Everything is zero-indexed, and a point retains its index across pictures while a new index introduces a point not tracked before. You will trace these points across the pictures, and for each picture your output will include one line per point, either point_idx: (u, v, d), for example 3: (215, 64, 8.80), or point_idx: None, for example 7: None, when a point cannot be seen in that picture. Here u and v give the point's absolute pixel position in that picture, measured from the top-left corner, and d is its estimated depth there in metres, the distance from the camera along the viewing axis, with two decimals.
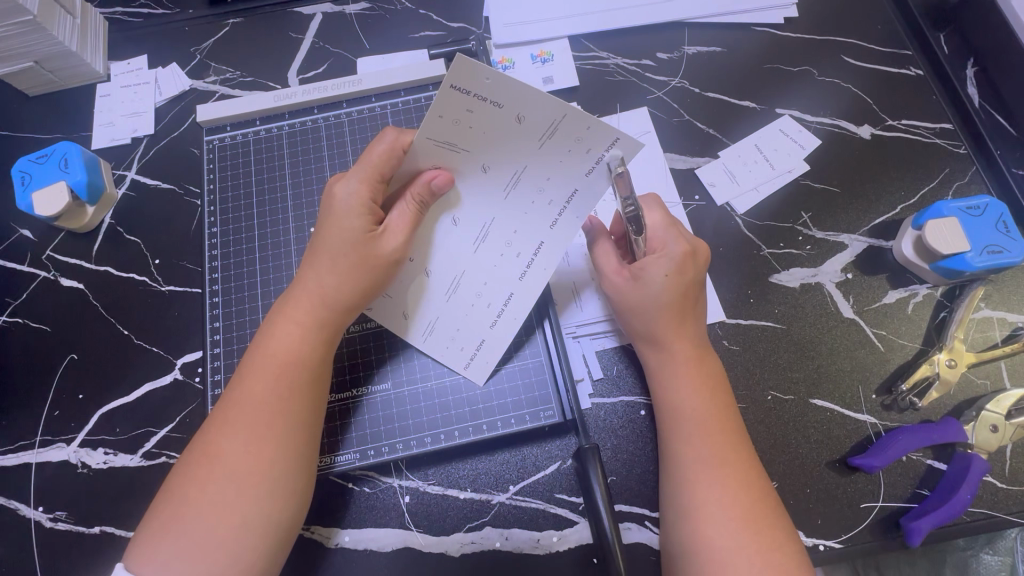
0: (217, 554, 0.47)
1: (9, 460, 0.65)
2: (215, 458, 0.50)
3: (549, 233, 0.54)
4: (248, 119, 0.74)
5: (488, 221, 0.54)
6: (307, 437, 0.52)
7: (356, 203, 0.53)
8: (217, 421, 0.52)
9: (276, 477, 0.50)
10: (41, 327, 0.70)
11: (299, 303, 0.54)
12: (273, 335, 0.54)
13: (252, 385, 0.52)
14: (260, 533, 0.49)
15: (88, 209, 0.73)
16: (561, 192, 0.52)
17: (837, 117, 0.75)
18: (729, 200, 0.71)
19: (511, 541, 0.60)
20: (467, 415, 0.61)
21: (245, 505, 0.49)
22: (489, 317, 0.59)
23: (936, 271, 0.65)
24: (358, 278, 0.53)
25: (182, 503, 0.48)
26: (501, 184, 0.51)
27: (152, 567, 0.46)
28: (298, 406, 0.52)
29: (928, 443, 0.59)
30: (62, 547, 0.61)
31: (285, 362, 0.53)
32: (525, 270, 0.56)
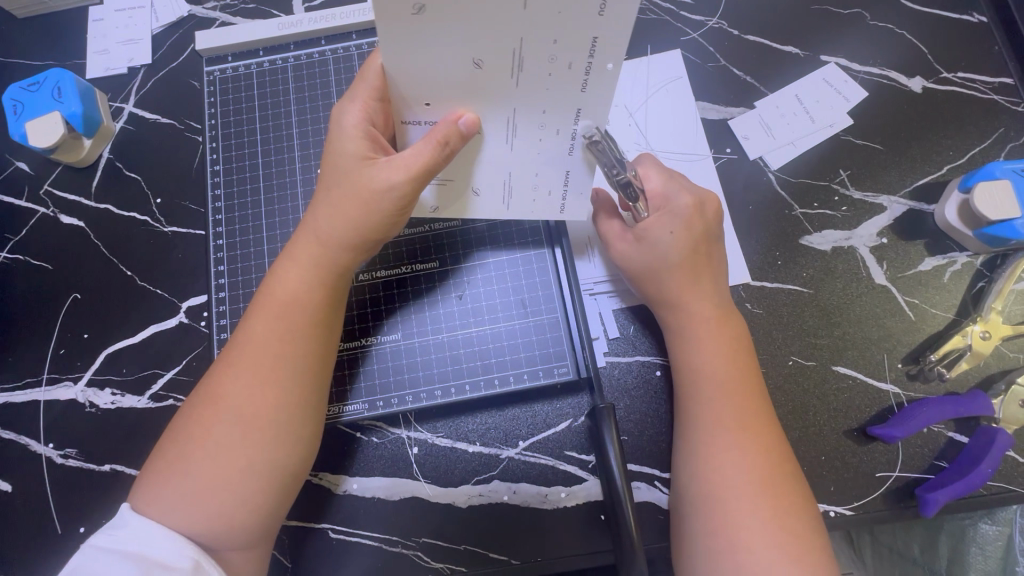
0: (220, 496, 0.47)
1: (17, 397, 0.64)
2: (218, 399, 0.49)
3: (598, 26, 0.42)
4: (251, 49, 0.69)
5: (517, 45, 0.43)
6: (316, 384, 0.51)
7: (361, 126, 0.50)
8: (220, 364, 0.50)
9: (282, 422, 0.49)
10: (42, 265, 0.68)
11: (302, 243, 0.52)
12: (277, 273, 0.52)
13: (256, 326, 0.50)
14: (266, 477, 0.48)
15: (86, 142, 0.70)
16: (580, 50, 0.43)
17: (887, 66, 0.69)
18: (763, 154, 0.66)
19: (519, 495, 0.59)
20: (478, 368, 0.60)
21: (249, 447, 0.48)
22: (564, 146, 0.51)
23: (979, 238, 0.61)
24: (353, 212, 0.50)
25: (187, 445, 0.48)
26: (507, 69, 0.45)
27: (158, 506, 0.46)
28: (299, 351, 0.50)
29: (952, 415, 0.57)
30: (73, 483, 0.62)
31: (287, 303, 0.51)
32: (573, 145, 0.51)
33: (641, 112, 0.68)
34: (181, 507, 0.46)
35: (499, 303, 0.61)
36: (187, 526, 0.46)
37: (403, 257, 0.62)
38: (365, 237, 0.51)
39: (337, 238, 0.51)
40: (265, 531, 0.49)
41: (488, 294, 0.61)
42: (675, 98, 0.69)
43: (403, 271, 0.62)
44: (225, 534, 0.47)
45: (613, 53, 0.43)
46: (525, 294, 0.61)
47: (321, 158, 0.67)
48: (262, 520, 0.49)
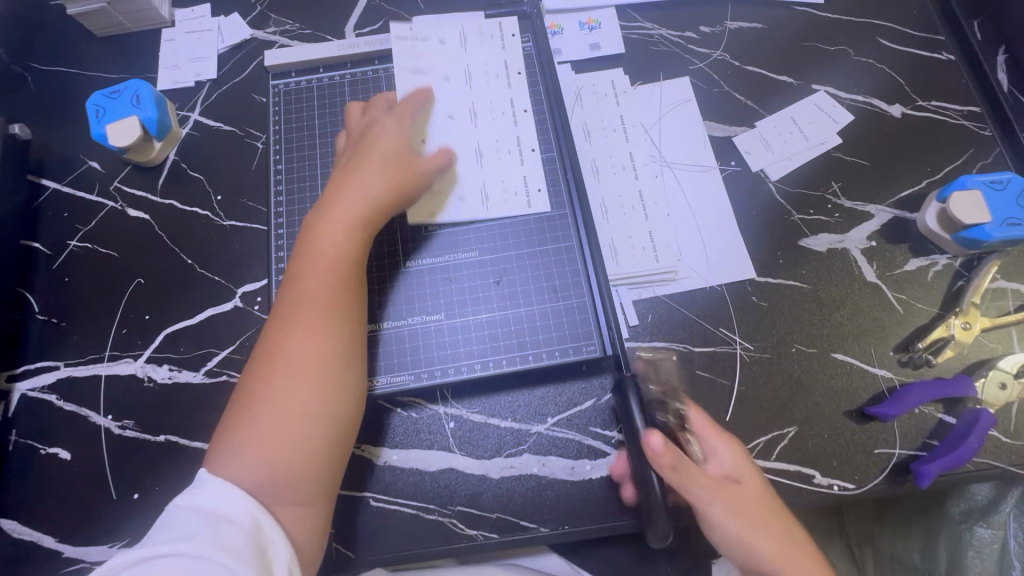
0: (283, 444, 0.52)
1: (80, 371, 0.69)
2: (277, 354, 0.54)
3: (509, 91, 0.74)
4: (312, 66, 0.78)
5: (469, 105, 0.72)
6: (357, 338, 0.57)
7: (376, 130, 0.66)
8: (275, 325, 0.56)
9: (331, 370, 0.54)
10: (109, 252, 0.74)
11: (337, 210, 0.60)
12: (314, 238, 0.59)
13: (301, 282, 0.57)
14: (322, 421, 0.53)
15: (155, 144, 0.77)
16: (503, 90, 0.73)
17: (870, 95, 0.78)
18: (764, 167, 0.75)
19: (548, 467, 0.64)
20: (514, 346, 0.65)
21: (307, 394, 0.53)
22: (517, 159, 0.71)
23: (956, 241, 0.69)
24: (364, 184, 0.61)
25: (250, 400, 0.53)
26: (470, 113, 0.72)
27: (229, 462, 0.51)
28: (341, 301, 0.57)
29: (940, 396, 0.63)
30: (129, 452, 0.66)
31: (329, 262, 0.58)
32: (522, 154, 0.71)
33: (656, 129, 0.77)
34: (251, 459, 0.51)
35: (532, 287, 0.67)
36: (257, 479, 0.51)
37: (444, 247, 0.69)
38: (379, 198, 0.61)
39: (364, 198, 0.61)
40: (323, 484, 0.53)
41: (522, 279, 0.67)
42: (686, 117, 0.78)
43: (445, 259, 0.68)
44: (284, 485, 0.51)
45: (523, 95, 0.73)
46: (555, 279, 0.67)
47: None
48: (320, 474, 0.53)
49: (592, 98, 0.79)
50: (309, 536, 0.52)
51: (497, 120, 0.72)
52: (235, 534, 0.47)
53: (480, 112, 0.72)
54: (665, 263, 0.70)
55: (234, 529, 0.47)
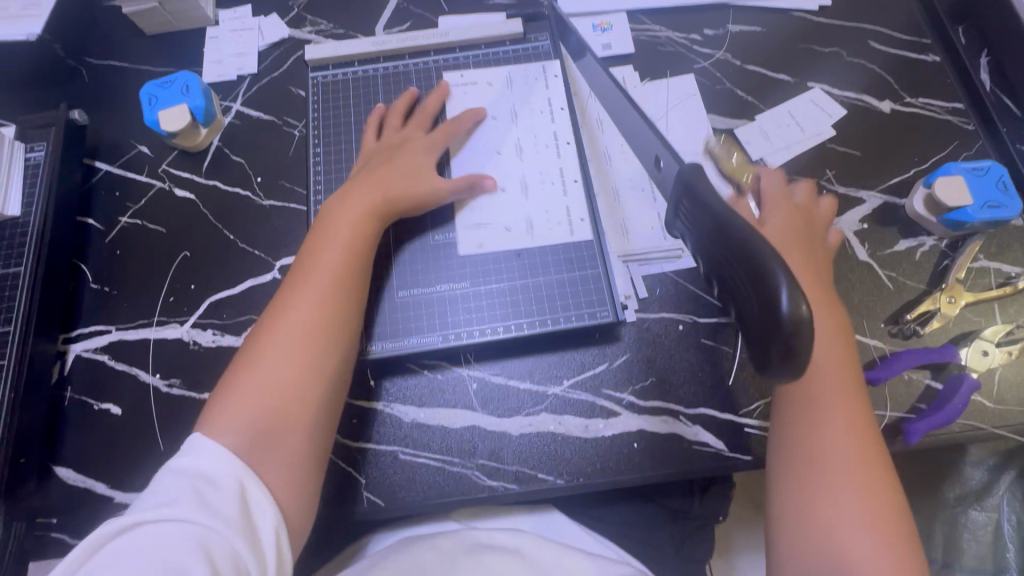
0: (273, 402, 0.57)
1: (130, 335, 0.75)
2: (277, 324, 0.61)
3: (552, 127, 0.80)
4: (350, 61, 0.85)
5: (517, 140, 0.79)
6: (353, 322, 0.64)
7: (408, 135, 0.76)
8: (279, 299, 0.63)
9: (324, 342, 0.61)
10: (157, 228, 0.81)
11: (351, 203, 0.69)
12: (326, 228, 0.68)
13: (310, 265, 0.65)
14: (312, 392, 0.59)
15: (201, 130, 0.84)
16: (547, 127, 0.79)
17: (861, 92, 0.85)
18: (763, 156, 0.81)
19: (563, 425, 0.69)
20: (535, 311, 0.72)
21: (303, 359, 0.59)
22: (559, 190, 0.76)
23: (941, 224, 0.74)
24: (371, 183, 0.70)
25: (250, 359, 0.59)
26: (516, 149, 0.78)
27: (220, 416, 0.56)
28: (343, 283, 0.64)
29: (927, 361, 0.68)
30: (176, 408, 0.71)
31: (338, 249, 0.66)
32: (564, 185, 0.76)
33: (663, 121, 0.84)
34: (241, 413, 0.56)
35: (550, 260, 0.74)
36: (243, 433, 0.55)
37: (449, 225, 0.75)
38: (385, 195, 0.70)
39: (374, 199, 0.69)
40: (305, 449, 0.58)
41: (542, 253, 0.74)
42: (691, 111, 0.84)
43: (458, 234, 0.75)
44: (263, 445, 0.55)
45: (567, 133, 0.79)
46: (572, 254, 0.74)
47: None
48: (297, 441, 0.57)
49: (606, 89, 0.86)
50: (288, 503, 0.55)
51: (541, 154, 0.78)
52: (222, 498, 0.50)
53: (526, 146, 0.78)
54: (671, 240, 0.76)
55: (220, 492, 0.51)
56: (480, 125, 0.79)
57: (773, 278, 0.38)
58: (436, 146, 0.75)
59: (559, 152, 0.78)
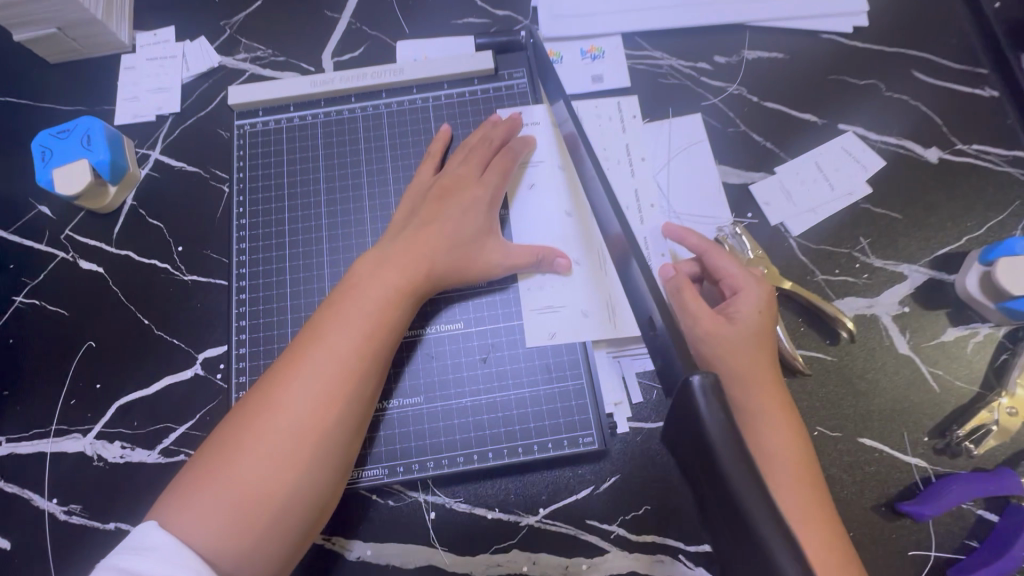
0: (259, 511, 0.46)
1: (24, 448, 0.63)
2: (274, 406, 0.48)
3: (561, 184, 0.66)
4: (282, 104, 0.71)
5: (526, 203, 0.66)
6: (360, 420, 0.52)
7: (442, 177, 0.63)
8: (282, 369, 0.50)
9: (325, 444, 0.49)
10: (58, 310, 0.67)
11: (401, 256, 0.55)
12: (351, 285, 0.54)
13: (325, 334, 0.51)
14: (298, 506, 0.48)
15: (111, 188, 0.70)
16: (555, 185, 0.66)
17: (903, 137, 0.70)
18: (785, 220, 0.67)
19: (539, 565, 0.57)
20: (502, 435, 0.59)
21: (300, 462, 0.48)
22: (575, 263, 0.63)
23: (1000, 311, 0.61)
24: (436, 239, 0.57)
25: (235, 449, 0.47)
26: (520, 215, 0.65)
27: (186, 518, 0.44)
28: (369, 368, 0.51)
29: (983, 494, 0.56)
30: (75, 542, 0.59)
31: (375, 323, 0.52)
32: (582, 257, 0.63)
33: (663, 175, 0.69)
34: (213, 522, 0.45)
35: (524, 367, 0.61)
36: (214, 546, 0.44)
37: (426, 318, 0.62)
38: (433, 257, 0.56)
39: (432, 254, 0.56)
40: (281, 565, 0.48)
41: (513, 358, 0.61)
42: (696, 161, 0.70)
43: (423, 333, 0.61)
44: (234, 564, 0.45)
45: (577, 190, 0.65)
46: (549, 357, 0.61)
47: (346, 212, 0.67)
48: (269, 563, 0.47)
49: (594, 126, 0.71)
50: None
51: (549, 222, 0.65)
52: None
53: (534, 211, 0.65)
54: None
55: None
56: (515, 196, 0.66)
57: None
58: (496, 198, 0.62)
59: (556, 225, 0.65)
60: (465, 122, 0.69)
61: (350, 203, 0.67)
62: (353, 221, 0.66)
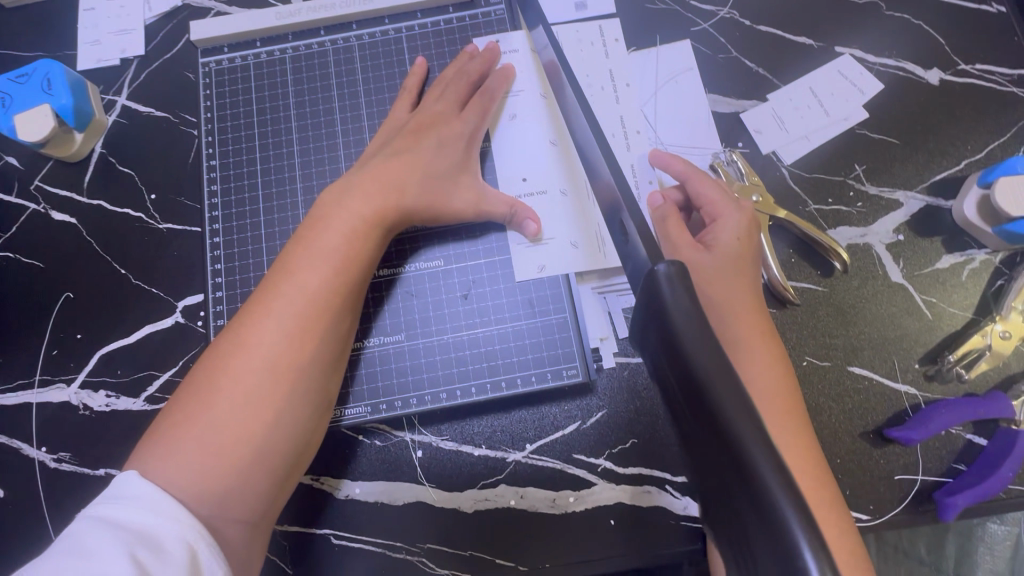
0: (241, 451, 0.45)
1: (9, 400, 0.62)
2: (246, 347, 0.47)
3: (544, 113, 0.63)
4: (248, 40, 0.68)
5: (509, 133, 0.63)
6: (336, 355, 0.51)
7: (415, 113, 0.60)
8: (251, 310, 0.49)
9: (304, 380, 0.48)
10: (33, 262, 0.66)
11: (369, 190, 0.53)
12: (318, 222, 0.52)
13: (293, 271, 0.50)
14: (281, 443, 0.47)
15: (77, 136, 0.67)
16: (538, 114, 0.63)
17: (903, 58, 0.67)
18: (776, 148, 0.65)
19: (527, 499, 0.58)
20: (485, 371, 0.58)
21: (278, 400, 0.47)
22: (560, 197, 0.61)
23: (998, 235, 0.59)
24: (408, 175, 0.55)
25: (209, 392, 0.46)
26: (501, 147, 0.63)
27: (165, 464, 0.43)
28: (341, 303, 0.50)
29: (973, 417, 0.56)
30: (67, 488, 0.60)
31: (345, 257, 0.51)
32: (567, 191, 0.61)
33: (650, 104, 0.66)
34: (194, 465, 0.44)
35: (505, 302, 0.59)
36: (197, 488, 0.43)
37: (404, 256, 0.60)
38: (406, 193, 0.54)
39: (404, 187, 0.54)
40: (269, 506, 0.48)
41: (495, 294, 0.60)
42: (684, 90, 0.67)
43: (402, 271, 0.60)
44: (220, 504, 0.44)
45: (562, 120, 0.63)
46: (532, 293, 0.59)
47: (320, 151, 0.64)
48: (257, 501, 0.46)
49: (575, 50, 0.68)
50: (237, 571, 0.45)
51: (532, 153, 0.63)
52: (165, 568, 0.38)
53: (517, 142, 0.63)
54: None
55: (165, 563, 0.38)
56: (496, 130, 0.63)
57: (780, 518, 0.26)
58: (476, 136, 0.60)
59: (539, 157, 0.63)
60: (440, 54, 0.66)
61: (323, 142, 0.65)
62: (327, 161, 0.64)
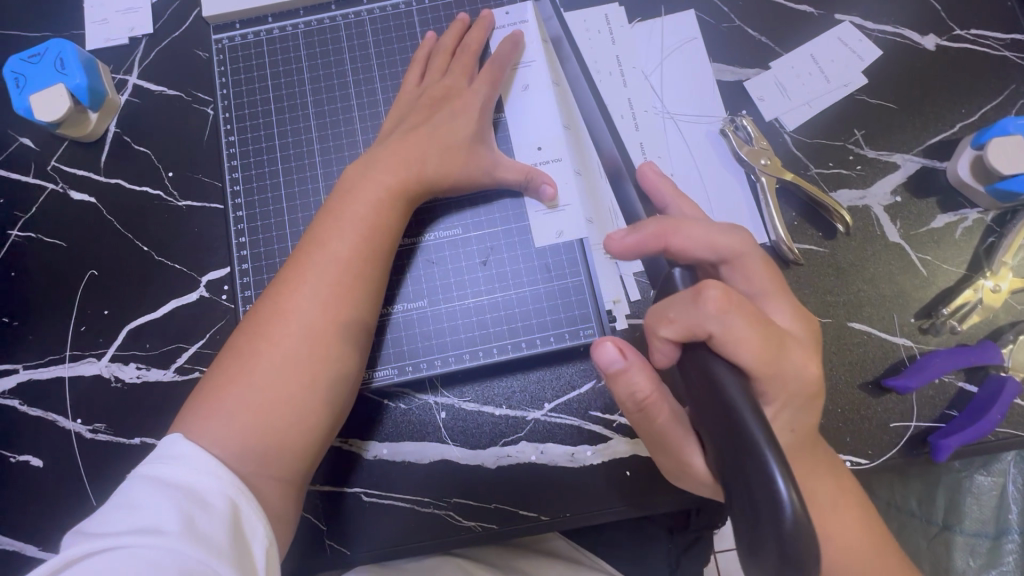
0: (281, 411, 0.48)
1: (42, 374, 0.64)
2: (283, 314, 0.50)
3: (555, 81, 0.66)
4: (259, 16, 0.69)
5: (522, 100, 0.65)
6: (370, 322, 0.53)
7: (429, 86, 0.62)
8: (285, 280, 0.51)
9: (338, 345, 0.50)
10: (56, 241, 0.67)
11: (392, 163, 0.55)
12: (345, 194, 0.54)
13: (324, 243, 0.52)
14: (319, 405, 0.50)
15: (92, 115, 0.68)
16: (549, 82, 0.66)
17: (900, 25, 0.69)
18: (779, 115, 0.67)
19: (547, 454, 0.61)
20: (504, 333, 0.61)
21: (314, 363, 0.49)
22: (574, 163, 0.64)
23: (990, 194, 0.62)
24: (428, 147, 0.57)
25: (250, 357, 0.49)
26: (515, 114, 0.65)
27: (212, 424, 0.46)
28: (370, 273, 0.52)
29: (964, 365, 0.59)
30: (104, 457, 0.62)
31: (372, 227, 0.53)
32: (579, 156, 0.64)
33: (657, 74, 0.68)
34: (240, 425, 0.47)
35: (522, 268, 0.62)
36: (240, 444, 0.46)
37: (423, 226, 0.62)
38: (425, 164, 0.56)
39: (425, 158, 0.56)
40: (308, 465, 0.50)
41: (511, 261, 0.62)
42: (690, 60, 0.68)
43: (422, 240, 0.62)
44: (263, 461, 0.47)
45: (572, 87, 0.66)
46: (547, 259, 0.62)
47: (336, 125, 0.66)
48: (298, 459, 0.49)
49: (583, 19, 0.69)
50: (280, 525, 0.48)
51: (546, 120, 0.65)
52: (214, 522, 0.41)
53: (531, 110, 0.65)
54: None
55: (212, 517, 0.41)
56: (510, 98, 0.65)
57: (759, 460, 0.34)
58: (489, 104, 0.61)
59: (551, 125, 0.65)
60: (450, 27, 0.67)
61: (338, 116, 0.66)
62: (343, 135, 0.65)
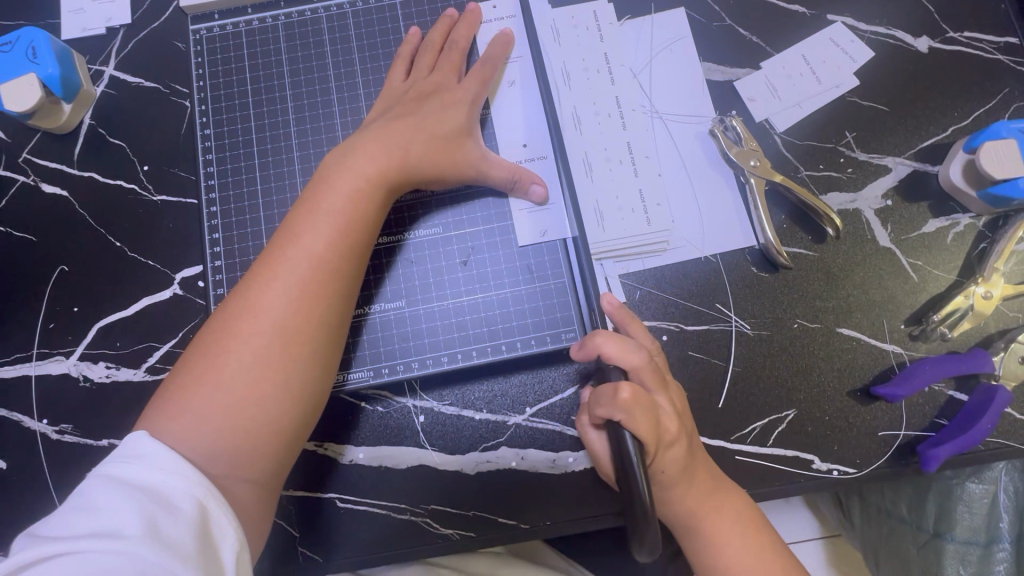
0: (249, 412, 0.46)
1: (8, 373, 0.62)
2: (254, 310, 0.48)
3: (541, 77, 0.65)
4: (239, 7, 0.67)
5: (507, 97, 0.64)
6: (345, 319, 0.52)
7: (412, 81, 0.60)
8: (257, 275, 0.49)
9: (311, 342, 0.49)
10: (25, 236, 0.65)
11: (371, 156, 0.54)
12: (320, 187, 0.53)
13: (297, 238, 0.50)
14: (290, 404, 0.48)
15: (65, 106, 0.66)
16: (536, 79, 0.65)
17: (893, 26, 0.68)
18: (769, 116, 0.65)
19: (528, 460, 0.59)
20: (485, 335, 0.59)
21: (286, 361, 0.47)
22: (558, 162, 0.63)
23: (982, 199, 0.61)
24: (409, 141, 0.55)
25: (218, 355, 0.47)
26: (500, 111, 0.64)
27: (177, 424, 0.45)
28: (346, 268, 0.51)
29: (954, 373, 0.58)
30: (69, 459, 0.60)
31: (349, 221, 0.51)
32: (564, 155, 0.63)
33: (645, 72, 0.66)
34: (206, 426, 0.45)
35: (505, 268, 0.60)
36: (205, 446, 0.44)
37: (404, 223, 0.61)
38: (406, 159, 0.55)
39: (405, 153, 0.55)
40: (279, 467, 0.48)
41: (494, 260, 0.61)
42: (679, 58, 0.67)
43: (403, 238, 0.61)
44: (230, 463, 0.45)
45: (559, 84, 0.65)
46: (531, 259, 0.61)
47: (315, 120, 0.64)
48: (268, 461, 0.47)
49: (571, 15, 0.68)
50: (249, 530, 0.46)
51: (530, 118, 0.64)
52: (178, 525, 0.39)
53: (516, 107, 0.64)
54: (658, 226, 0.62)
55: (177, 518, 0.39)
56: (496, 96, 0.64)
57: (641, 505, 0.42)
58: (477, 103, 0.60)
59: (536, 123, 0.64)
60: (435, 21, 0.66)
61: (319, 111, 0.64)
62: (323, 130, 0.64)
